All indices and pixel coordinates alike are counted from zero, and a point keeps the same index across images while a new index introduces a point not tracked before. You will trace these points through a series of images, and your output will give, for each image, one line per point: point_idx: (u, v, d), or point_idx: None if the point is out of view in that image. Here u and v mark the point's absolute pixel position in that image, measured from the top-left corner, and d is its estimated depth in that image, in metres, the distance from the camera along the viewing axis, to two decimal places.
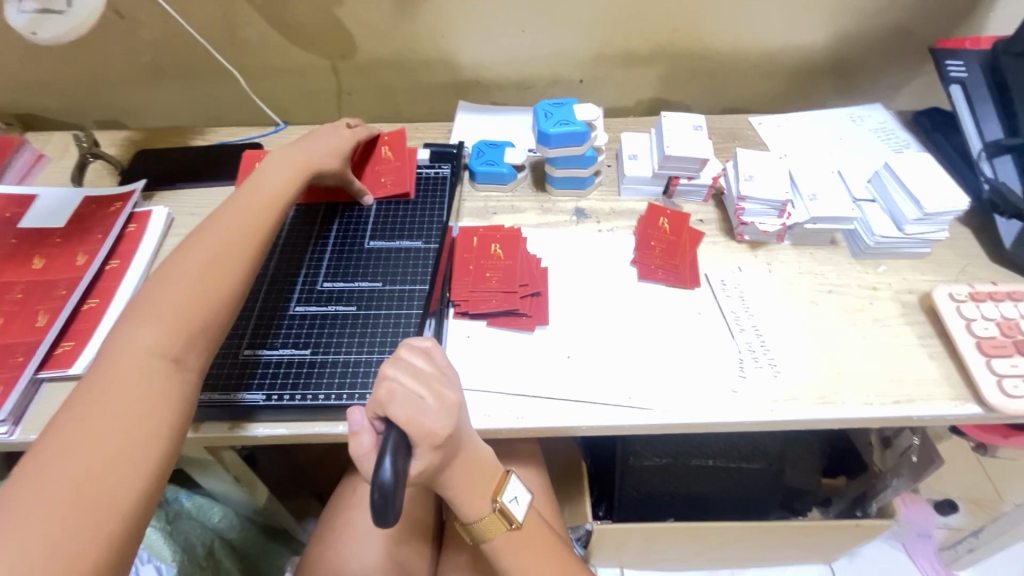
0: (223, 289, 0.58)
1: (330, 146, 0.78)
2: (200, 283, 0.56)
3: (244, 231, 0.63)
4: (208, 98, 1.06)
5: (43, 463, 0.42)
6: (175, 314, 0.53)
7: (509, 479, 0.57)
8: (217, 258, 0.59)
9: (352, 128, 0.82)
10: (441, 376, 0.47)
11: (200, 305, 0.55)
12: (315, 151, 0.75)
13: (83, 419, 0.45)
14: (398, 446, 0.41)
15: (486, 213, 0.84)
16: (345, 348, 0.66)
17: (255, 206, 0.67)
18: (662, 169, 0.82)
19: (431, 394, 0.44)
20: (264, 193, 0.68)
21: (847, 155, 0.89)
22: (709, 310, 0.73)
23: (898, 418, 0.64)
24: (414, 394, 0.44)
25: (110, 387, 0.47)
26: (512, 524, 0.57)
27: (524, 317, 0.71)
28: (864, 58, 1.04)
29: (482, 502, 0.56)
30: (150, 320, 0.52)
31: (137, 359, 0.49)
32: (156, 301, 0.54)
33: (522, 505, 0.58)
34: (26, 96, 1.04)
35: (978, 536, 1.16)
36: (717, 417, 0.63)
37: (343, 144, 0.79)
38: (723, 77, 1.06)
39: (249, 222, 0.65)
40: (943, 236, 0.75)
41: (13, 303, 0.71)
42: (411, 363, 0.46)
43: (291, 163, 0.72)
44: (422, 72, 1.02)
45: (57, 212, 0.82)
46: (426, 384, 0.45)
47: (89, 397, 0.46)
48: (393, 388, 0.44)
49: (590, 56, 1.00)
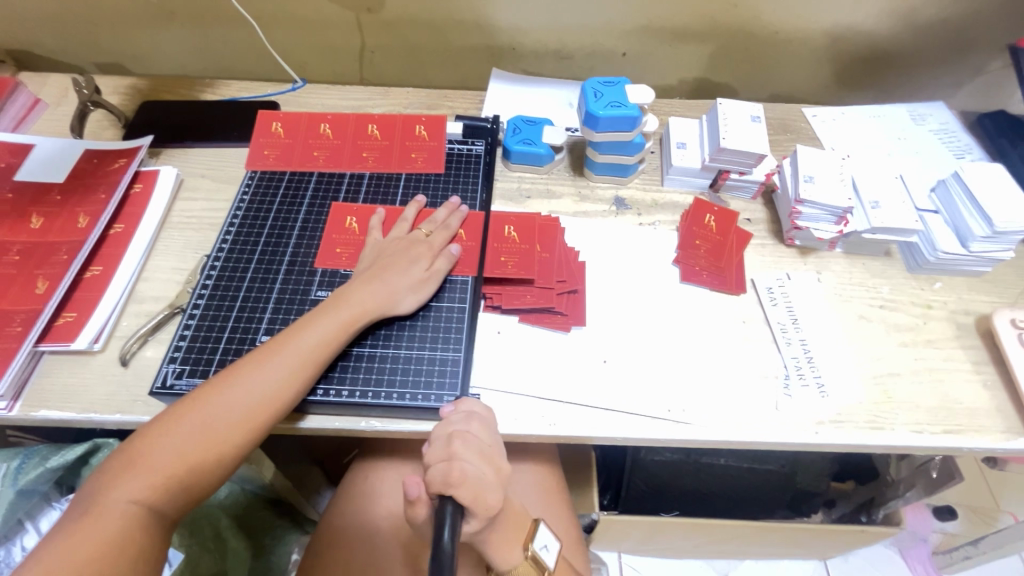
0: (289, 381, 0.55)
1: (406, 270, 0.63)
2: (222, 410, 0.52)
3: (298, 357, 0.56)
4: (217, 45, 0.97)
5: (84, 529, 0.45)
6: (236, 400, 0.53)
7: (539, 525, 0.57)
8: (220, 423, 0.52)
9: (430, 236, 0.68)
10: (497, 449, 0.50)
11: (252, 406, 0.53)
12: (382, 280, 0.62)
13: (139, 483, 0.48)
14: (455, 514, 0.43)
15: (519, 196, 0.79)
16: (371, 342, 0.62)
17: (301, 351, 0.56)
18: (713, 162, 0.76)
19: (490, 468, 0.48)
20: (310, 347, 0.57)
21: (905, 159, 0.84)
22: (755, 319, 0.69)
23: (946, 449, 0.61)
24: (480, 475, 0.47)
25: (161, 459, 0.49)
26: (542, 572, 0.56)
27: (560, 316, 0.67)
28: (932, 50, 0.96)
29: (514, 551, 0.54)
30: (176, 430, 0.50)
31: (188, 429, 0.51)
32: (228, 382, 0.54)
33: (551, 553, 0.57)
34: (19, 29, 0.95)
35: (977, 546, 1.11)
36: (758, 435, 0.60)
37: (417, 270, 0.64)
38: (776, 61, 0.98)
39: (297, 362, 0.56)
40: (1009, 255, 0.71)
41: (9, 266, 0.65)
42: (475, 442, 0.49)
43: (346, 306, 0.60)
44: (454, 33, 0.93)
45: (56, 166, 0.75)
46: (487, 462, 0.48)
47: (143, 462, 0.49)
48: (463, 469, 0.46)
49: (637, 28, 0.92)
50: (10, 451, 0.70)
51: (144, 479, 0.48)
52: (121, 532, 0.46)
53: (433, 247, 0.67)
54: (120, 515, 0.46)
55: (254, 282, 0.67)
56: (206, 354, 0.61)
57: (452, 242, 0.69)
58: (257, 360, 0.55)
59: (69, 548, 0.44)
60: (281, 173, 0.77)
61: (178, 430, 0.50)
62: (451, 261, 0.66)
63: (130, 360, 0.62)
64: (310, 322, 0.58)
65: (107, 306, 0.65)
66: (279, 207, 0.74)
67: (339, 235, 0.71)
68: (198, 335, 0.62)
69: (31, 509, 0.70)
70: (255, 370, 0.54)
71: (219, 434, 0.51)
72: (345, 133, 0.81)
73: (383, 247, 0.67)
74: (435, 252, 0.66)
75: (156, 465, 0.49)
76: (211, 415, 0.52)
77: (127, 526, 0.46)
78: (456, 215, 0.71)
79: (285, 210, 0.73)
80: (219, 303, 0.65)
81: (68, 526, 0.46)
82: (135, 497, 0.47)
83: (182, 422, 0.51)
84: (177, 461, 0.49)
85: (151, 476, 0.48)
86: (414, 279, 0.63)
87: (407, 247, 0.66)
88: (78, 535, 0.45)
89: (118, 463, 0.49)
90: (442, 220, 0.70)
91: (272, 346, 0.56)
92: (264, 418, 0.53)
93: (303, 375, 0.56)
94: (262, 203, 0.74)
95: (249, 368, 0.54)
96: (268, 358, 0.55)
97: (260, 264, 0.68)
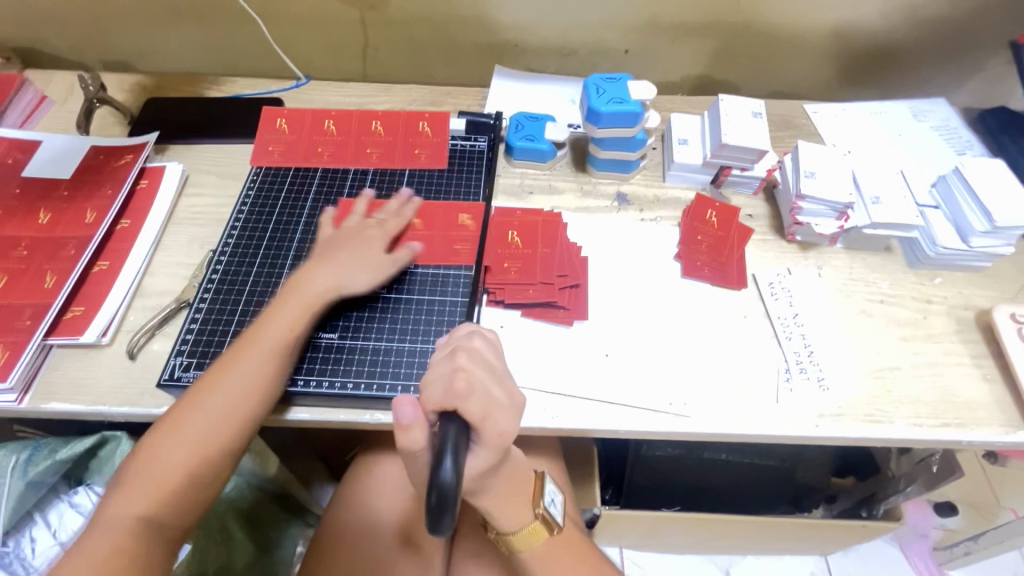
0: (262, 375, 0.55)
1: (360, 251, 0.65)
2: (208, 415, 0.53)
3: (269, 351, 0.57)
4: (222, 43, 0.98)
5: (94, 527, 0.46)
6: (219, 404, 0.54)
7: (544, 482, 0.59)
8: (208, 428, 0.53)
9: (384, 222, 0.69)
10: (505, 372, 0.48)
11: (238, 408, 0.54)
12: (335, 265, 0.63)
13: (136, 499, 0.49)
14: (458, 438, 0.41)
15: (522, 192, 0.79)
16: (337, 333, 0.62)
17: (266, 342, 0.57)
18: (715, 158, 0.77)
19: (501, 391, 0.46)
20: (275, 338, 0.58)
21: (906, 155, 0.84)
22: (756, 313, 0.69)
23: (946, 442, 0.61)
24: (488, 391, 0.45)
25: (156, 473, 0.50)
26: (552, 528, 0.60)
27: (562, 310, 0.67)
28: (935, 47, 0.97)
29: (524, 510, 0.57)
30: (165, 445, 0.51)
31: (179, 441, 0.52)
32: (207, 387, 0.54)
33: (558, 507, 0.61)
34: (25, 27, 0.95)
35: (977, 542, 1.10)
36: (759, 428, 0.61)
37: (373, 252, 0.65)
38: (778, 58, 0.98)
39: (264, 354, 0.56)
40: (1009, 250, 0.71)
41: (18, 261, 0.66)
42: (483, 359, 0.47)
43: (303, 296, 0.61)
44: (457, 30, 0.94)
45: (63, 161, 0.76)
46: (496, 379, 0.47)
47: (139, 479, 0.50)
48: (469, 380, 0.45)
49: (640, 24, 0.92)
50: (19, 444, 0.70)
51: (142, 493, 0.49)
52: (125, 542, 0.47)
53: (388, 233, 0.67)
54: None
55: (260, 276, 0.67)
56: (213, 347, 0.61)
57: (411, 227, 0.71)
58: (228, 361, 0.56)
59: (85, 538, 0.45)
60: (286, 169, 0.78)
61: (169, 443, 0.51)
62: (413, 255, 0.67)
63: (138, 353, 0.62)
64: (267, 318, 0.59)
65: (115, 300, 0.65)
66: (284, 203, 0.74)
67: None
68: (205, 328, 0.63)
69: (41, 501, 0.72)
70: (228, 372, 0.55)
71: (208, 439, 0.52)
72: (349, 130, 0.81)
73: (330, 236, 0.68)
74: (388, 233, 0.67)
75: (153, 479, 0.50)
76: (197, 424, 0.53)
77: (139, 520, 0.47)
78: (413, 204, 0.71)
79: (290, 206, 0.74)
80: (226, 297, 0.65)
81: None
82: (137, 512, 0.49)
83: (172, 435, 0.52)
84: (173, 472, 0.51)
85: (151, 490, 0.50)
86: (369, 257, 0.64)
87: (358, 231, 0.67)
88: None
89: (116, 485, 0.50)
90: (396, 210, 0.70)
91: (243, 343, 0.57)
92: (249, 415, 0.54)
93: (275, 366, 0.56)
94: (267, 199, 0.74)
95: (225, 370, 0.55)
96: (240, 358, 0.56)
97: (266, 258, 0.69)
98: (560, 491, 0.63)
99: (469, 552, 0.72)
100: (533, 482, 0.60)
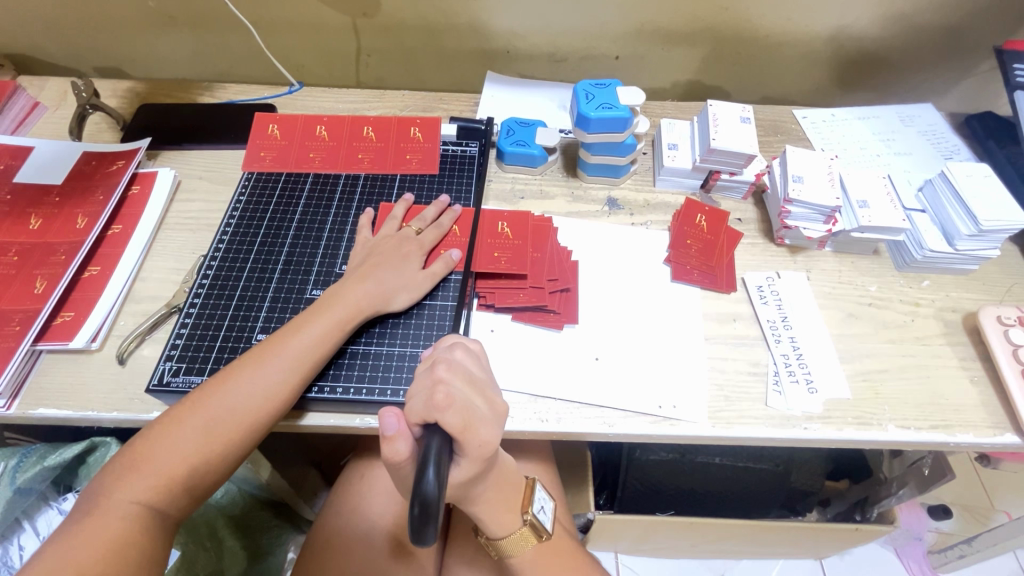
0: (285, 382, 0.55)
1: (399, 267, 0.65)
2: (223, 413, 0.53)
3: (295, 359, 0.56)
4: (216, 50, 0.98)
5: (78, 531, 0.46)
6: (235, 404, 0.53)
7: (534, 488, 0.59)
8: (220, 425, 0.52)
9: (420, 234, 0.69)
10: (488, 382, 0.49)
11: (256, 410, 0.54)
12: (375, 277, 0.63)
13: (140, 485, 0.49)
14: (440, 451, 0.41)
15: (512, 197, 0.80)
16: (364, 341, 0.63)
17: (295, 350, 0.57)
18: (704, 163, 0.77)
19: (483, 402, 0.46)
20: (305, 346, 0.57)
21: (894, 160, 0.85)
22: (745, 317, 0.70)
23: (933, 444, 0.62)
24: (469, 401, 0.45)
25: (161, 462, 0.50)
26: (541, 534, 0.59)
27: (552, 314, 0.68)
28: (923, 53, 0.98)
29: (512, 517, 0.57)
30: (176, 435, 0.51)
31: (189, 432, 0.51)
32: (227, 385, 0.54)
33: (548, 514, 0.61)
34: (19, 33, 0.96)
35: (970, 544, 1.10)
36: (749, 430, 0.61)
37: (409, 268, 0.65)
38: (767, 64, 0.99)
39: (291, 361, 0.56)
40: (995, 253, 0.72)
41: (9, 266, 0.66)
42: (464, 370, 0.47)
43: (340, 305, 0.60)
44: (449, 36, 0.95)
45: (55, 167, 0.76)
46: (476, 389, 0.47)
47: (142, 466, 0.49)
48: (449, 392, 0.44)
49: (630, 31, 0.93)
50: (7, 450, 0.70)
51: (147, 481, 0.49)
52: (121, 531, 0.46)
53: (423, 246, 0.68)
54: (122, 515, 0.47)
55: (251, 281, 0.67)
56: (202, 352, 0.61)
57: (445, 237, 0.71)
58: (250, 363, 0.56)
59: (70, 544, 0.45)
60: (279, 174, 0.78)
61: (180, 435, 0.51)
62: (448, 265, 0.67)
63: (128, 359, 0.62)
64: (305, 321, 0.59)
65: (104, 305, 0.65)
66: (276, 208, 0.74)
67: (349, 237, 0.72)
68: (195, 333, 0.63)
69: (29, 509, 0.72)
70: (250, 373, 0.55)
71: (220, 436, 0.52)
72: (340, 136, 0.81)
73: (370, 243, 0.68)
74: (425, 251, 0.68)
75: (158, 468, 0.50)
76: (214, 415, 0.53)
77: (127, 524, 0.47)
78: (447, 214, 0.72)
79: (281, 212, 0.74)
80: (216, 302, 0.65)
81: (71, 526, 0.46)
82: (138, 497, 0.48)
83: (183, 427, 0.51)
84: (179, 463, 0.50)
85: (155, 478, 0.49)
86: (407, 274, 0.65)
87: (397, 245, 0.67)
88: (79, 530, 0.46)
89: (119, 467, 0.50)
90: (433, 218, 0.72)
91: (269, 346, 0.57)
92: (265, 417, 0.54)
93: (299, 374, 0.56)
94: (259, 204, 0.75)
95: (247, 372, 0.55)
96: (262, 362, 0.56)
97: (257, 263, 0.69)
98: (550, 497, 0.63)
99: (459, 557, 0.72)
100: (523, 489, 0.60)
